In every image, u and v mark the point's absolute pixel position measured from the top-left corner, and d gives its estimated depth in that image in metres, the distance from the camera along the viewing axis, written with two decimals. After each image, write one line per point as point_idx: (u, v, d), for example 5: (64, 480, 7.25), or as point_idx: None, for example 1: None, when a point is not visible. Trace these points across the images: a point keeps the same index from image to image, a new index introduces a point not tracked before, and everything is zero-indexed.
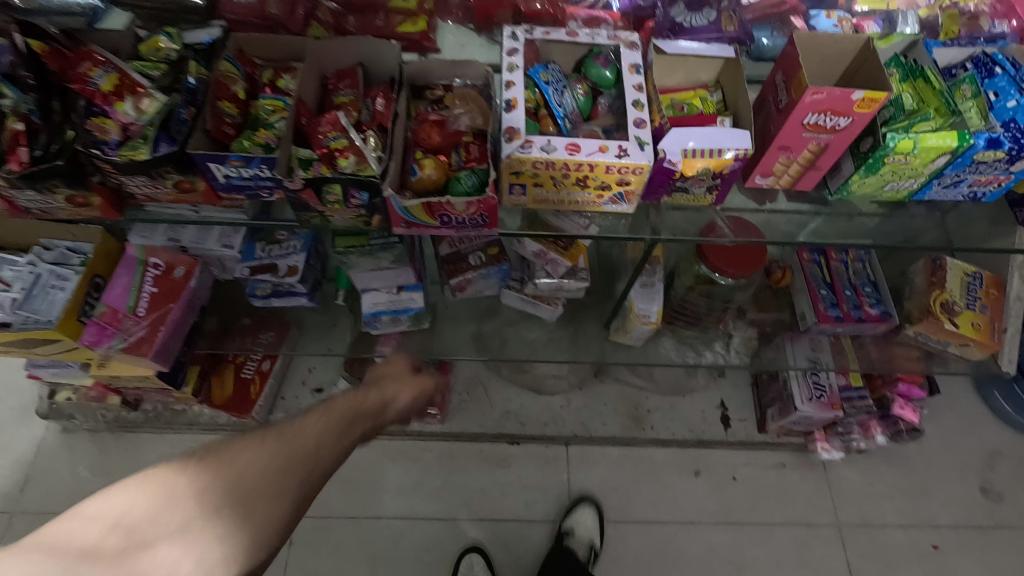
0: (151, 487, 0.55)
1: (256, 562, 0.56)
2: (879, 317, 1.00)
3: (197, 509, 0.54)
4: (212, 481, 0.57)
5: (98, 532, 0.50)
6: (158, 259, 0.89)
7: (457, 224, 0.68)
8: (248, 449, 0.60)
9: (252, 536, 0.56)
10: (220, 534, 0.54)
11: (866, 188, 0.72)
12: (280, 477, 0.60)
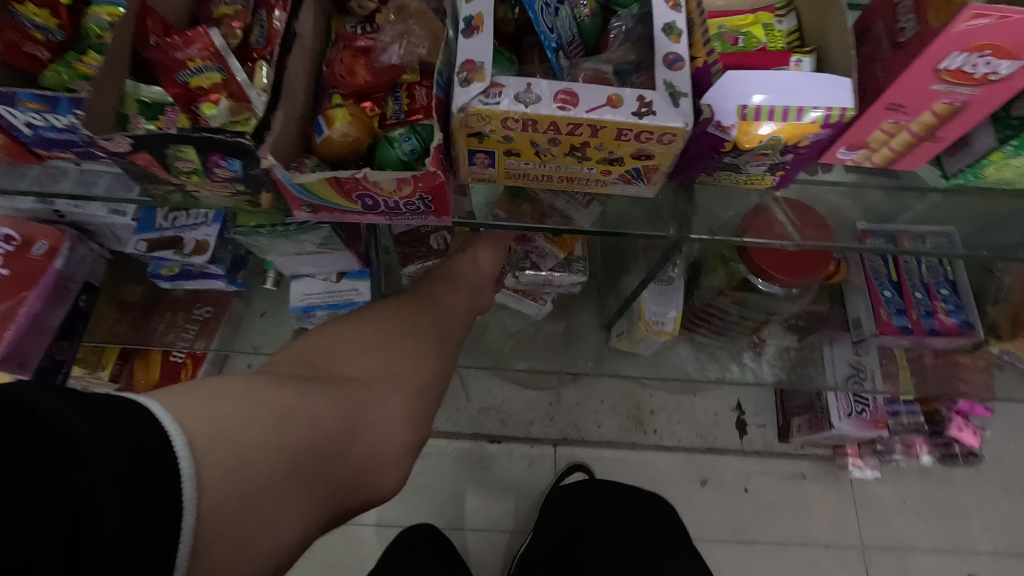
0: (328, 333, 0.60)
1: (423, 385, 0.61)
2: (958, 329, 0.78)
3: (360, 337, 0.59)
4: (370, 328, 0.61)
5: (287, 366, 0.55)
6: (11, 231, 0.67)
7: (387, 210, 0.46)
8: (393, 310, 0.64)
9: (415, 352, 0.62)
10: (383, 361, 0.59)
11: (1004, 172, 0.49)
12: (420, 318, 0.65)
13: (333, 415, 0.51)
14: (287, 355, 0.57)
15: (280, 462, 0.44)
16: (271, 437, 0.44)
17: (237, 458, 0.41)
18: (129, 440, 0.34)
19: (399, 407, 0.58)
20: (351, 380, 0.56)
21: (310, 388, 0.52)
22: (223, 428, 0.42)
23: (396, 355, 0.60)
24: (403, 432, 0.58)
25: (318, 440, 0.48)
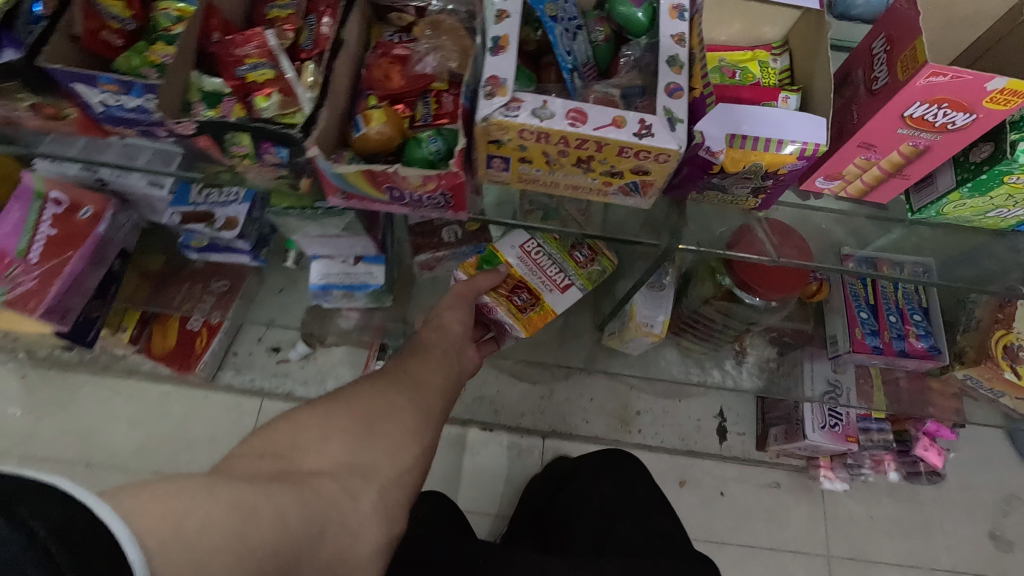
0: (291, 418, 0.53)
1: (401, 465, 0.53)
2: (926, 353, 0.84)
3: (330, 420, 0.53)
4: (338, 407, 0.55)
5: (251, 458, 0.48)
6: (60, 193, 0.72)
7: (411, 202, 0.51)
8: (364, 389, 0.57)
9: (395, 436, 0.54)
10: (354, 446, 0.52)
11: (963, 211, 0.54)
12: (395, 393, 0.58)
13: (299, 518, 0.44)
14: (250, 444, 0.51)
15: (249, 569, 0.40)
16: (235, 529, 0.40)
17: (196, 566, 0.36)
18: (64, 541, 0.31)
19: (378, 501, 0.51)
20: (324, 468, 0.49)
21: (271, 486, 0.44)
22: (180, 529, 0.37)
23: (372, 438, 0.53)
24: (377, 531, 0.50)
25: (283, 539, 0.43)
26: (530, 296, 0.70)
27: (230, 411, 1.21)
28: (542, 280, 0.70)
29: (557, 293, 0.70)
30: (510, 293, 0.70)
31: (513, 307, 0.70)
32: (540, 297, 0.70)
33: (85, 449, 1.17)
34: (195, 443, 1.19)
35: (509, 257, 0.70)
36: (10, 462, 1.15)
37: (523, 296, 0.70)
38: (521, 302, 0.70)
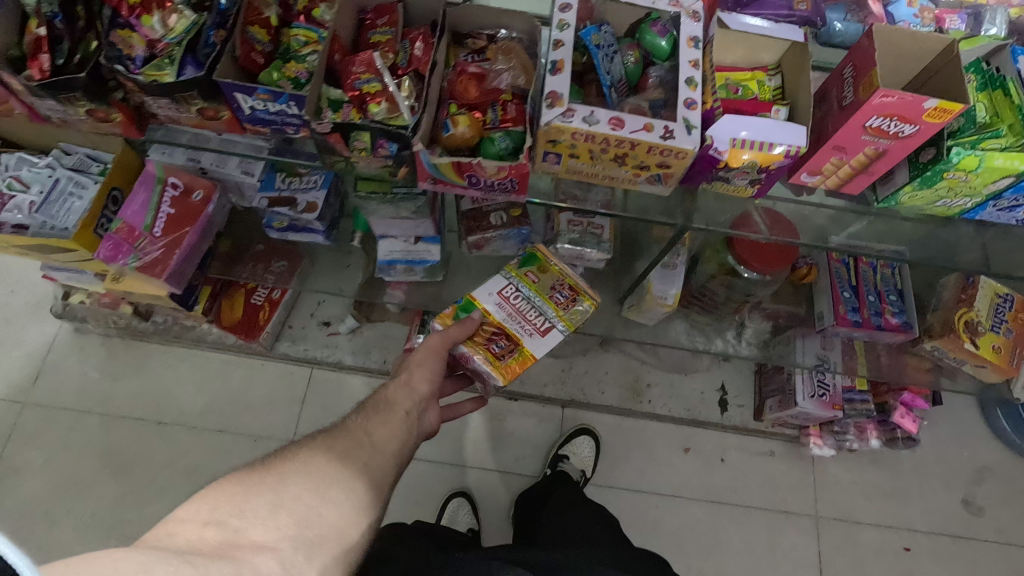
0: (242, 480, 0.58)
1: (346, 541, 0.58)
2: (899, 327, 0.98)
3: (284, 489, 0.58)
4: (293, 472, 0.60)
5: (196, 524, 0.52)
6: (177, 179, 0.87)
7: (484, 187, 0.66)
8: (317, 455, 0.63)
9: (343, 507, 0.60)
10: (303, 516, 0.57)
11: (916, 201, 0.68)
12: (348, 467, 0.64)
13: None
14: (198, 502, 0.55)
15: None
16: None
17: None
18: None
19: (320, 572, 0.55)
20: (269, 541, 0.53)
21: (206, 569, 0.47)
22: None
23: (323, 503, 0.59)
24: None
25: None
26: (507, 343, 0.79)
27: (284, 378, 1.36)
28: (521, 327, 0.80)
29: (537, 336, 0.79)
30: (487, 341, 0.80)
31: (489, 352, 0.79)
32: (519, 341, 0.79)
33: (158, 409, 1.33)
34: (254, 406, 1.34)
35: (483, 306, 0.81)
36: (93, 418, 1.31)
37: (500, 342, 0.79)
38: (499, 349, 0.79)
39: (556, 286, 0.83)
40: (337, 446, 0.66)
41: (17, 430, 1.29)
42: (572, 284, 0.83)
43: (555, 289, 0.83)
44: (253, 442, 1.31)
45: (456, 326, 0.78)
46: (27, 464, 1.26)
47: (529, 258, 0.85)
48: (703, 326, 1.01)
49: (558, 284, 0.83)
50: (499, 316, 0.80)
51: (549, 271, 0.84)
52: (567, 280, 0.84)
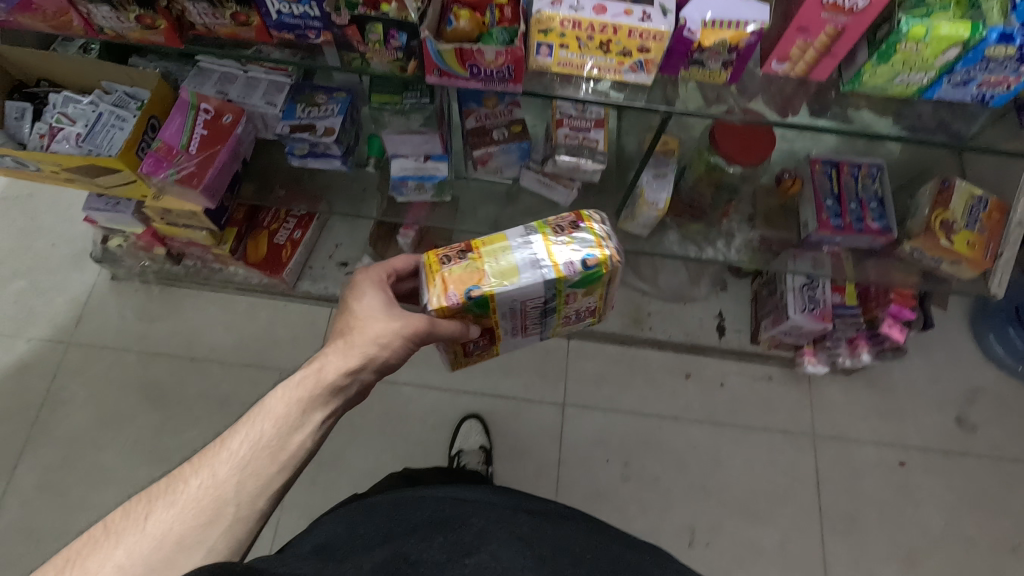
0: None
1: None
2: (879, 231, 1.04)
3: None
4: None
5: None
6: (209, 105, 0.96)
7: (484, 77, 0.74)
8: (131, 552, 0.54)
9: None
10: None
11: (876, 80, 0.75)
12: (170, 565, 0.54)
13: None
14: None
15: None
16: None
17: None
18: None
19: None
20: None
21: None
22: None
23: None
24: None
25: None
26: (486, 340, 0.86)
27: (306, 316, 1.45)
28: (514, 326, 0.84)
29: (518, 336, 0.88)
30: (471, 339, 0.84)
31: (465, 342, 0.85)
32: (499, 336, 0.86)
33: (190, 346, 1.42)
34: (280, 343, 1.43)
35: (497, 306, 0.77)
36: (131, 356, 1.41)
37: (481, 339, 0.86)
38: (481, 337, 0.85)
39: (580, 308, 0.85)
40: (183, 514, 0.57)
41: (62, 367, 1.39)
42: (594, 304, 0.85)
43: (579, 306, 0.84)
44: (279, 374, 1.40)
45: (455, 331, 0.77)
46: (73, 397, 1.37)
47: (590, 278, 0.75)
48: (694, 235, 1.08)
49: (585, 304, 0.84)
50: (502, 318, 0.80)
51: (588, 293, 0.81)
52: (593, 307, 0.85)
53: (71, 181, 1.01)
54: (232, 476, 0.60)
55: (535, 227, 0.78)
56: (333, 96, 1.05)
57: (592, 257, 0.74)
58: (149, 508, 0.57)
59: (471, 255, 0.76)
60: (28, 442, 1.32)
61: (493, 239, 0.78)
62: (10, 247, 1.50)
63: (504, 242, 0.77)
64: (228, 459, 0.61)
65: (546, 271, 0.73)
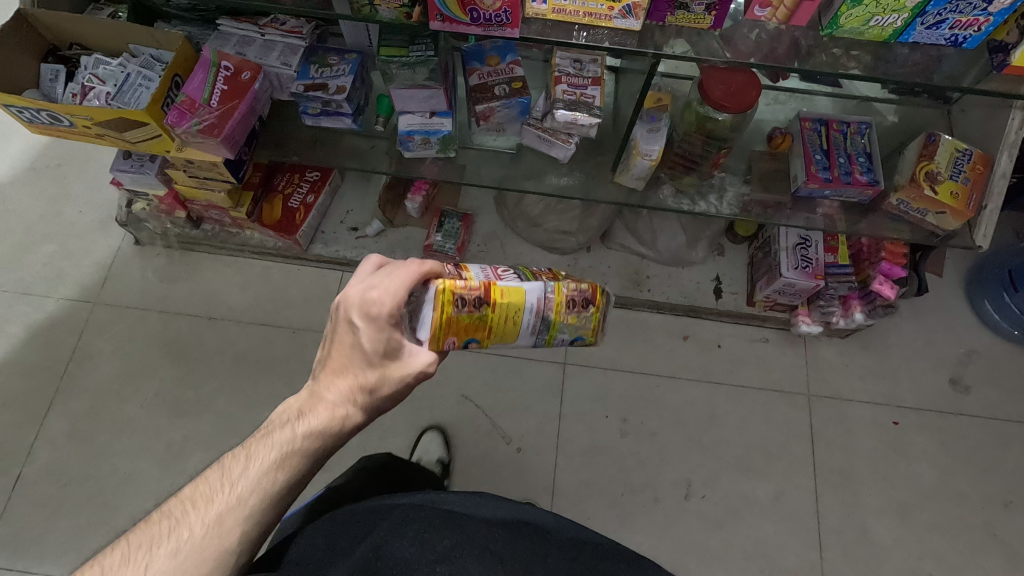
0: None
1: None
2: (866, 183, 1.09)
3: None
4: None
5: None
6: (228, 62, 1.03)
7: (483, 22, 0.79)
8: None
9: None
10: None
11: (853, 23, 0.80)
12: None
13: None
14: None
15: None
16: None
17: None
18: None
19: None
20: None
21: None
22: None
23: None
24: None
25: None
26: None
27: (319, 278, 1.52)
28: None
29: None
30: None
31: None
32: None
33: (208, 306, 1.50)
34: (293, 304, 1.50)
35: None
36: (153, 314, 1.48)
37: None
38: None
39: None
40: (189, 564, 0.57)
41: (89, 324, 1.47)
42: None
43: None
44: (293, 333, 1.47)
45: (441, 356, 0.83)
46: (99, 352, 1.44)
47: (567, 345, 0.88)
48: (687, 189, 1.14)
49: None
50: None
51: None
52: None
53: (101, 136, 1.09)
54: (243, 531, 0.61)
55: (553, 291, 0.80)
56: (345, 57, 1.12)
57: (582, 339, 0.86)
58: (151, 556, 0.57)
59: (486, 306, 0.77)
60: (58, 393, 1.40)
61: (512, 295, 0.78)
62: (40, 213, 1.59)
63: (520, 301, 0.79)
64: (239, 507, 0.61)
65: (540, 340, 0.84)
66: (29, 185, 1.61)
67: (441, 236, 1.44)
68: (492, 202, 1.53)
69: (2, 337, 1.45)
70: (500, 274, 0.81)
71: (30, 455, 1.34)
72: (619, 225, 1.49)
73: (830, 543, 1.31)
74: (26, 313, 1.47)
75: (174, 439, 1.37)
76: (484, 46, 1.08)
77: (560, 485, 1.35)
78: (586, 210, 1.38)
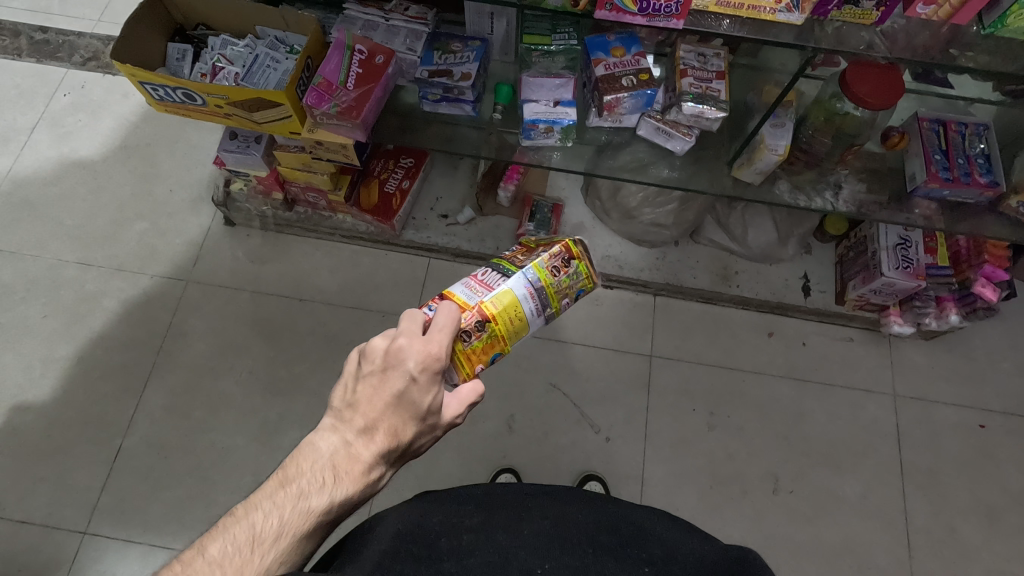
0: None
1: None
2: (987, 184, 1.09)
3: None
4: None
5: None
6: (362, 46, 1.05)
7: (651, 12, 0.81)
8: None
9: None
10: None
11: (1020, 23, 0.80)
12: None
13: None
14: None
15: None
16: None
17: None
18: None
19: None
20: None
21: None
22: None
23: None
24: None
25: None
26: None
27: (407, 263, 1.53)
28: None
29: None
30: None
31: None
32: None
33: (299, 287, 1.52)
34: (382, 288, 1.52)
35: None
36: (245, 294, 1.51)
37: None
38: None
39: None
40: None
41: (183, 302, 1.49)
42: None
43: None
44: (382, 316, 1.49)
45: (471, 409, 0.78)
46: (193, 329, 1.47)
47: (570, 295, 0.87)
48: (803, 185, 1.15)
49: None
50: None
51: None
52: None
53: (229, 115, 1.11)
54: None
55: (529, 268, 0.79)
56: (468, 44, 1.13)
57: (582, 289, 0.84)
58: None
59: (488, 324, 0.76)
60: (155, 368, 1.43)
61: (501, 299, 0.77)
62: (132, 192, 1.62)
63: (512, 297, 0.78)
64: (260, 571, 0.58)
65: (549, 316, 0.82)
66: (121, 162, 1.65)
67: (534, 225, 1.46)
68: (580, 192, 1.55)
69: (100, 311, 1.48)
70: (481, 282, 0.79)
71: (130, 428, 1.37)
72: (708, 220, 1.50)
73: (919, 542, 1.32)
74: (122, 288, 1.50)
75: (269, 417, 1.40)
76: (608, 38, 1.08)
77: (648, 475, 1.36)
78: (683, 204, 1.40)
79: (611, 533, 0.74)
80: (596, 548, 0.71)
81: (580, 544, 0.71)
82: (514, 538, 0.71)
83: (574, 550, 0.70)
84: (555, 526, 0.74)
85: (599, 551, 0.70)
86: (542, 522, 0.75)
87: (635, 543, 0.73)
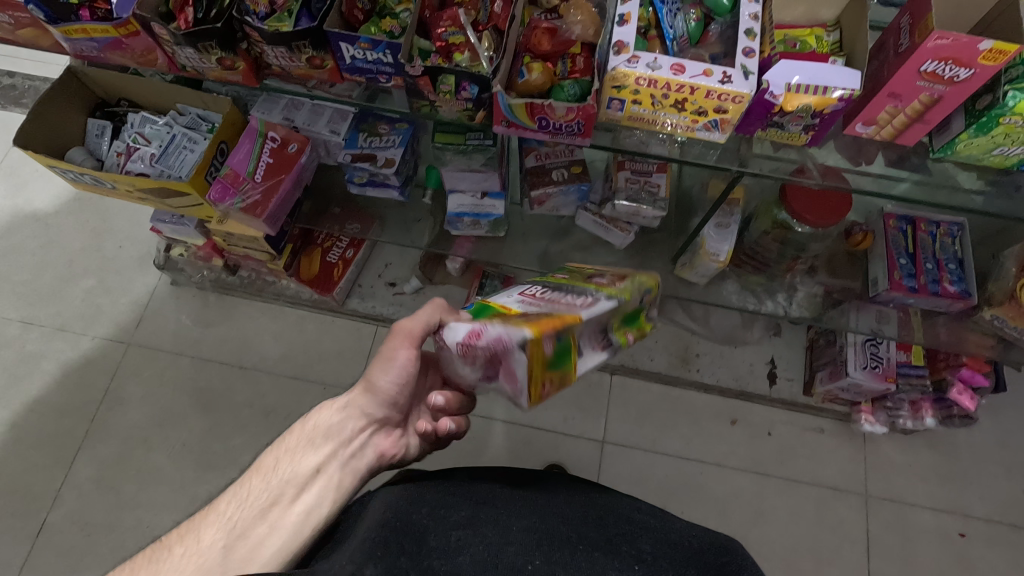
0: None
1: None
2: (958, 295, 0.98)
3: None
4: None
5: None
6: (276, 132, 1.00)
7: (552, 130, 0.73)
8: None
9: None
10: None
11: (971, 149, 0.71)
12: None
13: None
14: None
15: None
16: None
17: None
18: None
19: None
20: None
21: None
22: None
23: None
24: None
25: None
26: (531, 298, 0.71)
27: (353, 332, 1.47)
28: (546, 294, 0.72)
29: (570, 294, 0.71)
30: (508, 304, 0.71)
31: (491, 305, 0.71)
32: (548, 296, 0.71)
33: (241, 354, 1.46)
34: (326, 357, 1.46)
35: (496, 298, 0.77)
36: (185, 360, 1.46)
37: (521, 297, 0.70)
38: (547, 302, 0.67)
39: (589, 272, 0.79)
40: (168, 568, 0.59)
41: (122, 366, 1.45)
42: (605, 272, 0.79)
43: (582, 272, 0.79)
44: (324, 388, 1.43)
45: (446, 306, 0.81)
46: (130, 396, 1.42)
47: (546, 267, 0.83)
48: (754, 286, 1.07)
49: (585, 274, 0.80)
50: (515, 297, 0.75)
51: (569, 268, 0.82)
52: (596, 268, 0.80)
53: (142, 198, 1.05)
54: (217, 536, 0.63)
55: None
56: (395, 127, 1.04)
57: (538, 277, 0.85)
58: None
59: None
60: (87, 437, 1.39)
61: None
62: (82, 247, 1.59)
63: None
64: (213, 519, 0.65)
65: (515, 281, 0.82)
66: (72, 216, 1.62)
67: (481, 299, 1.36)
68: None
69: (38, 374, 1.45)
70: None
71: (56, 501, 1.33)
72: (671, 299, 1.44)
73: None
74: (62, 350, 1.47)
75: (199, 495, 1.34)
76: None
77: None
78: None
79: (598, 529, 0.68)
80: (583, 544, 0.65)
81: (570, 542, 0.65)
82: (503, 532, 0.65)
83: (563, 547, 0.64)
84: (544, 523, 0.67)
85: (588, 550, 0.64)
86: (531, 518, 0.68)
87: (621, 540, 0.67)
